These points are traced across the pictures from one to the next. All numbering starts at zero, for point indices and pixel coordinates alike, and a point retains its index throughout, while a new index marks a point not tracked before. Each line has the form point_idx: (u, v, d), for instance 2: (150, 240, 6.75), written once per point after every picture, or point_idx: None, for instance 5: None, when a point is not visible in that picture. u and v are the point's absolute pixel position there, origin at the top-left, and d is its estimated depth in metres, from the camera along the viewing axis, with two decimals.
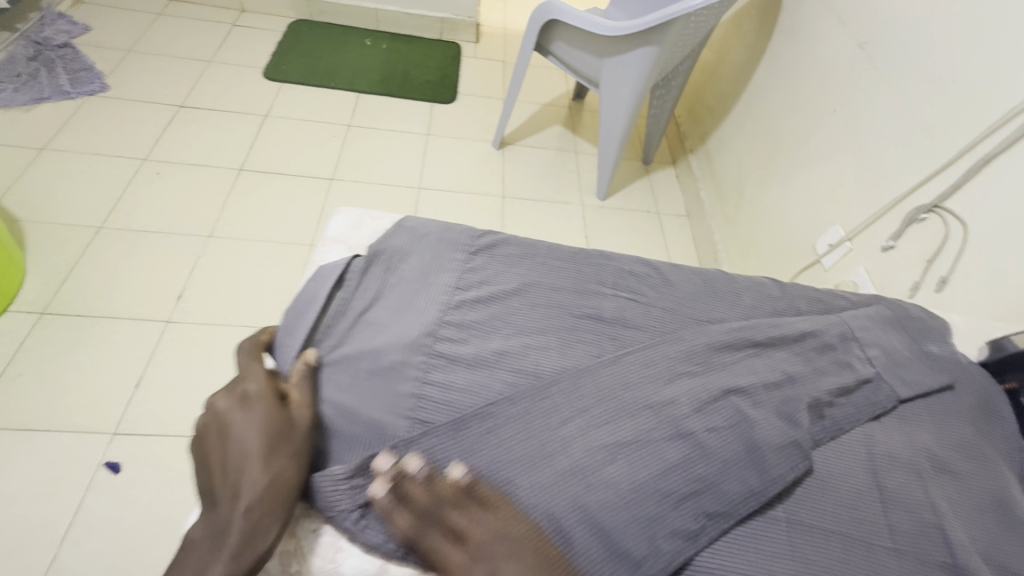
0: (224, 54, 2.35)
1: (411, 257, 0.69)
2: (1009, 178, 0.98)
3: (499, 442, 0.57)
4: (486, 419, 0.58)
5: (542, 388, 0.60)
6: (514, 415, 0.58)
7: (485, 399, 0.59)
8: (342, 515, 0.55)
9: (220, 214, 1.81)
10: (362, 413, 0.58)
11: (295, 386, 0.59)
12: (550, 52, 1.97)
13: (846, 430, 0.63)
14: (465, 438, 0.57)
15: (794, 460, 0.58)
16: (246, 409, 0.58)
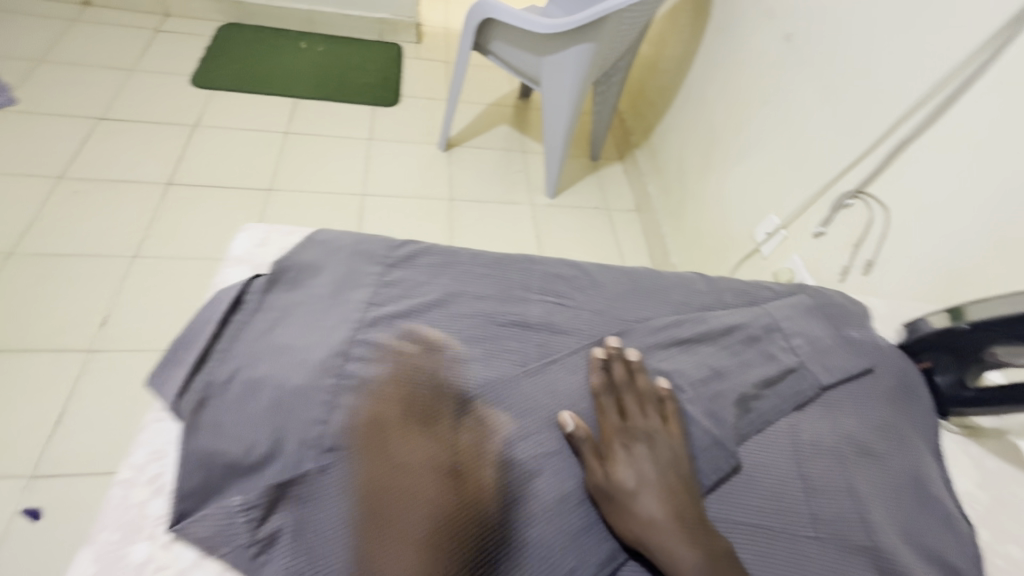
0: (148, 61, 2.21)
1: (321, 272, 0.64)
2: (924, 161, 1.02)
3: (421, 462, 0.52)
4: (404, 441, 0.53)
5: (467, 403, 0.55)
6: (436, 435, 0.53)
7: (404, 419, 0.54)
8: (238, 550, 0.48)
9: (148, 232, 1.70)
10: (262, 447, 0.50)
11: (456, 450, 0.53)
12: (489, 51, 1.94)
13: (772, 422, 0.62)
14: (382, 462, 0.51)
15: (718, 461, 0.57)
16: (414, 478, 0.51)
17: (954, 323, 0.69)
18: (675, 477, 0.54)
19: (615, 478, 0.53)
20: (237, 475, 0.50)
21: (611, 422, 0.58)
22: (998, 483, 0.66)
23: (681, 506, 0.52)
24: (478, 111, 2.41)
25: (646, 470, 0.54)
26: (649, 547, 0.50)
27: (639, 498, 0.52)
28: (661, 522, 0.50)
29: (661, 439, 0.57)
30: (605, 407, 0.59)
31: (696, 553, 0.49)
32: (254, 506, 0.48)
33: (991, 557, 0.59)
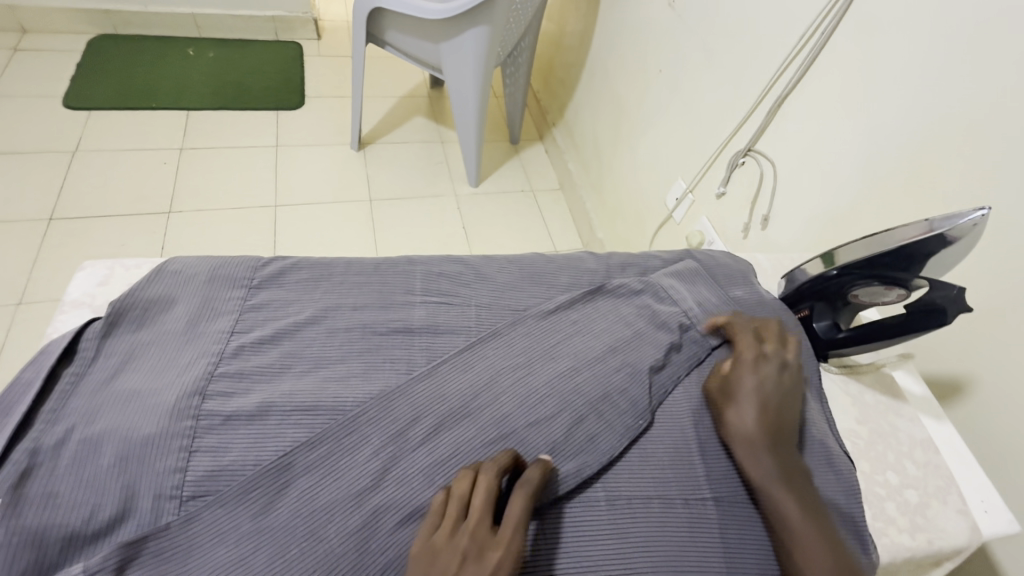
0: (8, 85, 1.98)
1: (174, 306, 0.59)
2: (800, 114, 1.03)
3: (302, 494, 0.48)
4: (280, 474, 0.48)
5: (348, 422, 0.52)
6: (316, 462, 0.50)
7: (278, 452, 0.50)
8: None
9: (30, 275, 1.54)
10: (107, 505, 0.45)
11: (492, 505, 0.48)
12: (385, 42, 1.86)
13: (671, 392, 0.63)
14: (256, 501, 0.47)
15: (621, 435, 0.57)
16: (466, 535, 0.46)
17: (825, 268, 0.71)
18: (783, 399, 0.62)
19: (736, 388, 0.62)
20: (82, 542, 0.44)
21: (746, 342, 0.65)
22: (877, 415, 0.72)
23: (779, 421, 0.60)
24: (390, 105, 2.31)
25: (765, 382, 0.62)
26: (742, 451, 0.58)
27: (748, 412, 0.59)
28: (753, 432, 0.58)
29: (782, 365, 0.64)
30: (738, 333, 0.67)
31: (776, 461, 0.56)
32: (100, 569, 0.42)
33: (870, 486, 0.65)
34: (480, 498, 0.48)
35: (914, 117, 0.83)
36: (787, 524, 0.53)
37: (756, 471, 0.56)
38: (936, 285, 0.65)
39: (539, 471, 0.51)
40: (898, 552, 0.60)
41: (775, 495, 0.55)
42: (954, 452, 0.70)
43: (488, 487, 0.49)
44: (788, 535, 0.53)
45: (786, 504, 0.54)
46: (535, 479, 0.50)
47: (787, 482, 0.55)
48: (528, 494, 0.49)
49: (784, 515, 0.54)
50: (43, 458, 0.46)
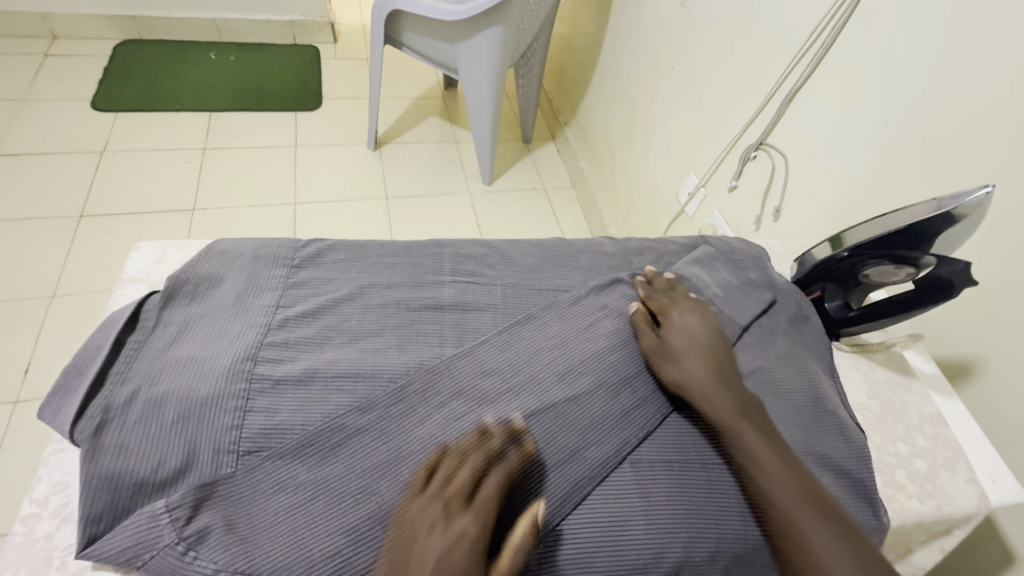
0: (40, 88, 2.06)
1: (223, 283, 0.64)
2: (811, 107, 1.06)
3: (353, 452, 0.52)
4: (334, 433, 0.52)
5: (396, 391, 0.55)
6: (374, 418, 0.54)
7: (330, 415, 0.54)
8: (172, 542, 0.46)
9: (64, 268, 1.60)
10: (178, 453, 0.50)
11: (470, 481, 0.50)
12: (403, 44, 1.91)
13: None
14: (313, 455, 0.51)
15: (651, 407, 0.60)
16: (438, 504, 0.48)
17: (835, 251, 0.74)
18: (719, 344, 0.66)
19: (669, 342, 0.64)
20: (155, 486, 0.49)
21: (666, 303, 0.68)
22: (886, 390, 0.75)
23: (719, 365, 0.63)
24: (405, 106, 2.36)
25: (693, 334, 0.65)
26: (692, 397, 0.60)
27: (685, 362, 0.62)
28: (701, 376, 0.61)
29: (707, 312, 0.69)
30: (653, 297, 0.69)
31: (730, 396, 0.60)
32: (179, 506, 0.47)
33: (881, 456, 0.67)
34: (467, 471, 0.50)
35: (920, 106, 0.86)
36: (746, 453, 0.56)
37: (711, 412, 0.59)
38: (943, 261, 0.67)
39: (519, 453, 0.53)
40: (908, 516, 0.62)
41: (735, 428, 0.57)
42: (964, 426, 0.73)
43: (474, 463, 0.51)
44: (748, 461, 0.56)
45: (744, 434, 0.57)
46: (513, 462, 0.52)
47: (742, 414, 0.59)
48: (503, 472, 0.51)
49: (744, 445, 0.56)
50: (115, 414, 0.51)
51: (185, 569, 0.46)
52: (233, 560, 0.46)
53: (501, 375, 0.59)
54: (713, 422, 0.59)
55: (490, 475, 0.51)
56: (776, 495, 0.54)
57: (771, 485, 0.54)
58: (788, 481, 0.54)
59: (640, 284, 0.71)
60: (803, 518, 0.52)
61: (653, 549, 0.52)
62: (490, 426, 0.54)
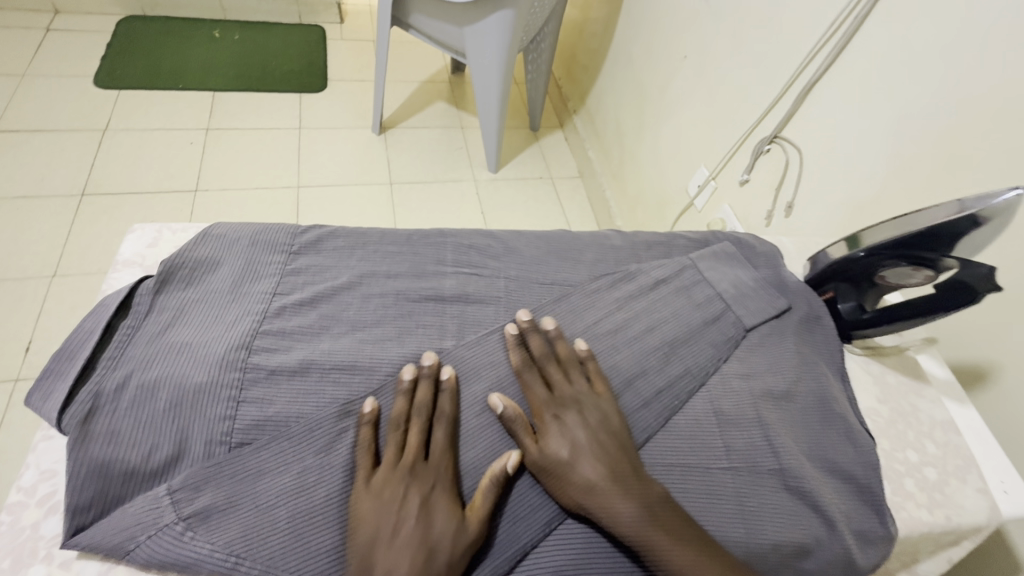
0: (43, 63, 2.03)
1: (219, 268, 0.62)
2: (828, 100, 1.02)
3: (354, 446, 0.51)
4: (332, 425, 0.51)
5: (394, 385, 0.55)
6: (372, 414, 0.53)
7: (328, 407, 0.52)
8: (165, 529, 0.46)
9: (64, 247, 1.58)
10: (175, 439, 0.49)
11: (419, 444, 0.52)
12: (410, 25, 1.86)
13: (711, 372, 0.63)
14: (308, 447, 0.50)
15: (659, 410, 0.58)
16: (399, 472, 0.50)
17: (851, 251, 0.72)
18: (609, 429, 0.55)
19: (550, 449, 0.53)
20: (149, 472, 0.48)
21: (538, 397, 0.57)
22: (898, 395, 0.73)
23: (616, 461, 0.52)
24: (412, 89, 2.32)
25: (577, 438, 0.53)
26: (590, 507, 0.50)
27: (576, 466, 0.52)
28: (603, 477, 0.51)
29: (589, 402, 0.56)
30: (529, 382, 0.57)
31: (637, 502, 0.50)
32: (177, 490, 0.47)
33: (890, 463, 0.66)
34: (415, 436, 0.52)
35: (945, 102, 0.82)
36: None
37: (613, 522, 0.49)
38: (966, 265, 0.64)
39: (450, 400, 0.54)
40: (916, 526, 0.61)
41: (652, 546, 0.48)
42: (976, 434, 0.71)
43: (420, 426, 0.52)
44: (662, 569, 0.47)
45: (665, 550, 0.47)
46: (447, 410, 0.54)
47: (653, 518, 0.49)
48: (445, 424, 0.53)
49: (668, 566, 0.47)
50: (104, 400, 0.50)
51: (177, 556, 0.46)
52: (226, 552, 0.45)
53: (503, 372, 0.57)
54: (618, 532, 0.49)
55: (436, 430, 0.53)
56: None
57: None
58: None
59: (520, 359, 0.59)
60: None
61: None
62: (422, 383, 0.55)
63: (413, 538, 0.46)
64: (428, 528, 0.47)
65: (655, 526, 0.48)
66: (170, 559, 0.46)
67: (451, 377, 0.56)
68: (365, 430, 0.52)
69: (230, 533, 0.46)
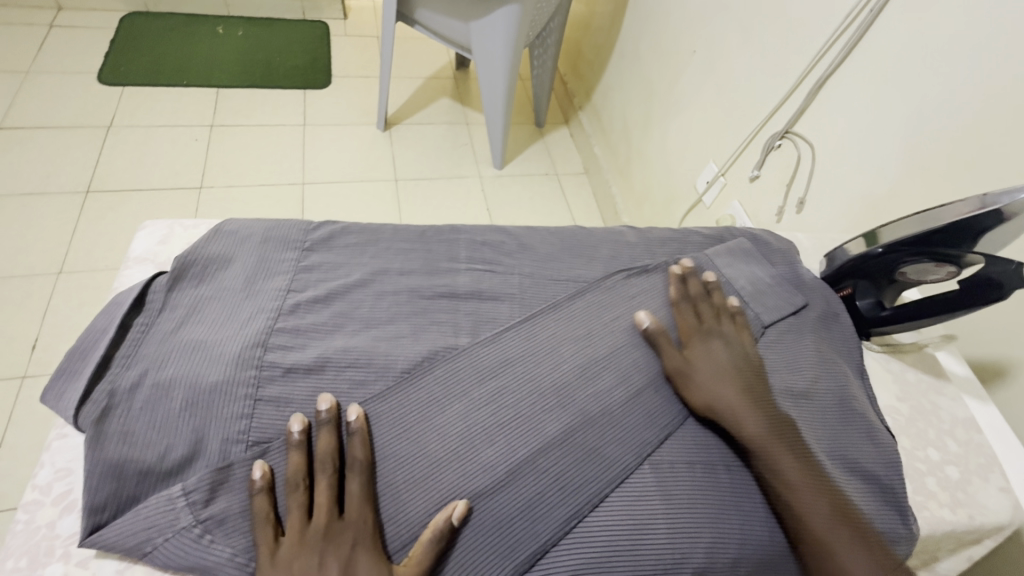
0: (47, 60, 2.02)
1: (232, 264, 0.62)
2: (841, 94, 1.01)
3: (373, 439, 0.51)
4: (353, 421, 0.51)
5: (412, 379, 0.54)
6: (388, 412, 0.52)
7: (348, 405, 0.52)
8: (181, 534, 0.46)
9: (70, 245, 1.58)
10: (191, 438, 0.49)
11: (330, 502, 0.48)
12: (415, 21, 1.85)
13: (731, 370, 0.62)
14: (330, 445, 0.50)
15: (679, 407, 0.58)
16: (308, 539, 0.46)
17: (869, 247, 0.71)
18: (745, 362, 0.61)
19: (692, 362, 0.61)
20: (164, 474, 0.48)
21: (688, 322, 0.65)
22: (917, 393, 0.73)
23: (747, 384, 0.59)
24: (416, 86, 2.31)
25: (719, 358, 0.61)
26: (723, 415, 0.57)
27: (709, 381, 0.59)
28: (733, 398, 0.58)
29: (734, 334, 0.64)
30: (682, 310, 0.66)
31: (763, 417, 0.56)
32: (194, 490, 0.46)
33: (911, 462, 0.65)
34: (324, 493, 0.48)
35: (963, 96, 0.81)
36: (784, 482, 0.53)
37: (740, 428, 0.56)
38: (992, 261, 0.63)
39: (361, 447, 0.49)
40: (938, 525, 0.60)
41: (767, 453, 0.54)
42: (996, 432, 0.70)
43: (328, 482, 0.49)
44: (776, 478, 0.53)
45: (779, 459, 0.54)
46: (360, 458, 0.49)
47: (776, 434, 0.55)
48: (359, 475, 0.49)
49: (778, 473, 0.53)
50: (119, 399, 0.50)
51: (192, 560, 0.46)
52: (247, 557, 0.46)
53: (520, 369, 0.57)
54: (744, 440, 0.55)
55: (349, 483, 0.48)
56: (802, 506, 0.52)
57: (809, 513, 0.52)
58: (826, 510, 0.52)
59: (677, 289, 0.67)
60: (829, 533, 0.51)
61: (675, 553, 0.50)
62: (323, 432, 0.50)
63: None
64: None
65: (779, 438, 0.55)
66: (188, 563, 0.46)
67: (359, 419, 0.51)
68: (262, 493, 0.47)
69: (250, 538, 0.46)
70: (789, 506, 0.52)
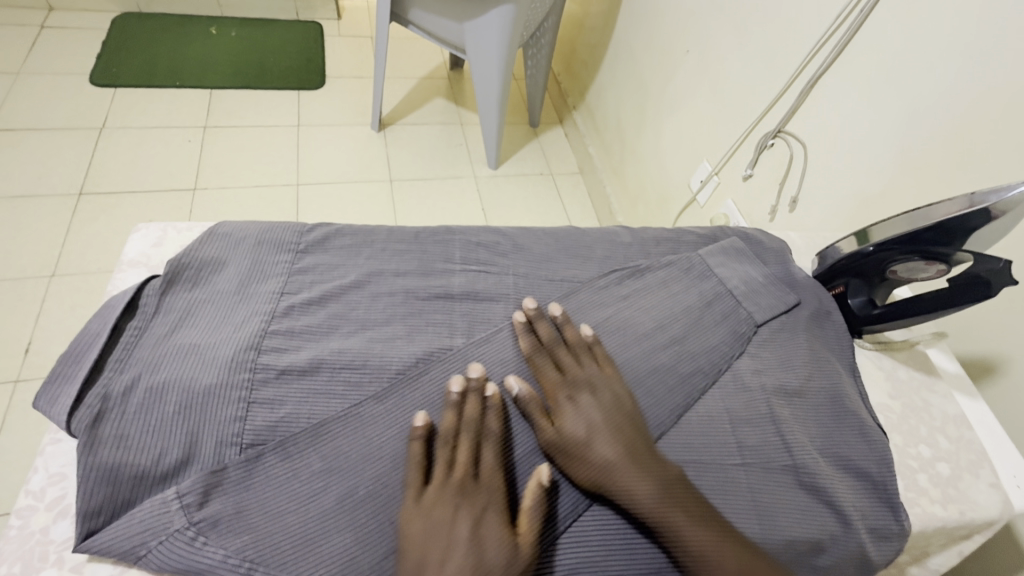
0: (38, 61, 2.01)
1: (226, 267, 0.62)
2: (833, 93, 1.02)
3: (365, 440, 0.51)
4: (348, 422, 0.51)
5: (404, 381, 0.54)
6: (382, 414, 0.52)
7: (341, 407, 0.52)
8: (176, 535, 0.46)
9: (63, 247, 1.57)
10: (185, 440, 0.49)
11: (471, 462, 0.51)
12: (408, 21, 1.85)
13: (724, 369, 0.62)
14: (325, 447, 0.50)
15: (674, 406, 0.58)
16: (451, 494, 0.49)
17: (861, 246, 0.72)
18: (622, 413, 0.55)
19: (566, 431, 0.54)
20: (158, 476, 0.48)
21: (551, 379, 0.57)
22: (909, 391, 0.73)
23: (632, 441, 0.54)
24: (410, 86, 2.30)
25: (593, 417, 0.55)
26: (612, 489, 0.51)
27: (592, 446, 0.53)
28: (618, 462, 0.52)
29: (601, 383, 0.57)
30: (540, 367, 0.58)
31: (653, 483, 0.51)
32: (188, 493, 0.46)
33: (903, 458, 0.66)
34: (465, 454, 0.51)
35: (954, 95, 0.82)
36: (687, 550, 0.49)
37: (633, 500, 0.50)
38: (980, 258, 0.64)
39: (497, 418, 0.53)
40: (930, 521, 0.61)
41: (668, 520, 0.49)
42: (986, 428, 0.71)
43: (469, 444, 0.52)
44: (683, 551, 0.49)
45: (682, 526, 0.49)
46: (495, 429, 0.53)
47: (671, 496, 0.50)
48: (493, 444, 0.53)
49: (683, 540, 0.49)
50: (112, 403, 0.50)
51: (188, 562, 0.46)
52: (239, 558, 0.45)
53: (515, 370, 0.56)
54: (640, 513, 0.50)
55: (485, 451, 0.52)
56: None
57: None
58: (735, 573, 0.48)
59: (527, 343, 0.59)
60: None
61: (667, 553, 0.51)
62: (470, 399, 0.54)
63: (466, 563, 0.45)
64: (482, 550, 0.46)
65: (673, 500, 0.50)
66: (184, 565, 0.46)
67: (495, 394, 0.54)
68: (415, 445, 0.50)
69: (243, 539, 0.46)
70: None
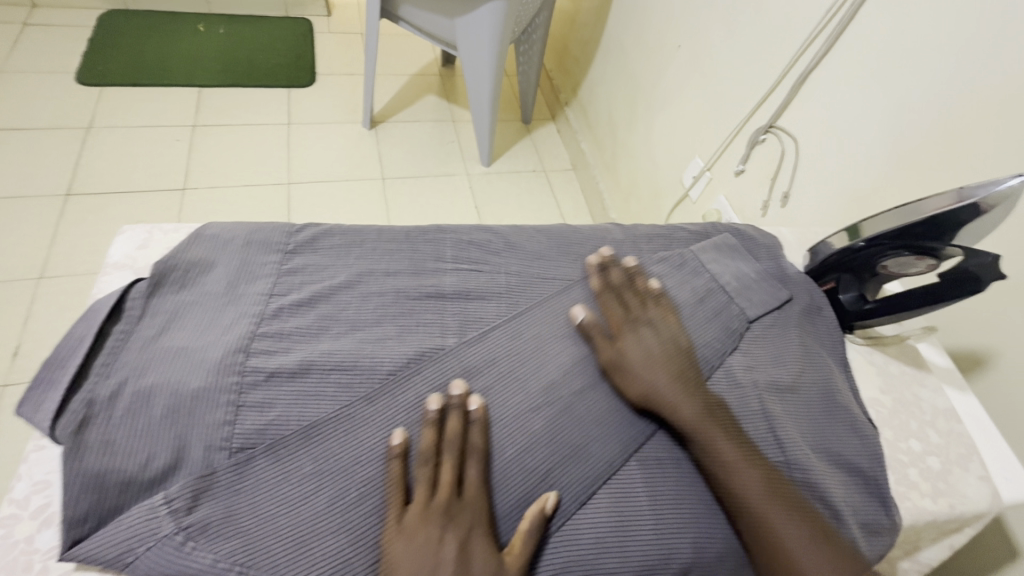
0: (22, 59, 1.97)
1: (214, 269, 0.61)
2: (824, 88, 1.02)
3: (356, 442, 0.50)
4: (339, 424, 0.51)
5: (394, 382, 0.54)
6: (374, 415, 0.52)
7: (332, 408, 0.52)
8: (164, 541, 0.44)
9: (51, 249, 1.55)
10: (174, 444, 0.48)
11: (455, 482, 0.50)
12: (399, 18, 1.83)
13: (716, 365, 0.63)
14: (316, 448, 0.50)
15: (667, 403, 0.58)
16: (432, 516, 0.48)
17: (852, 241, 0.72)
18: (675, 347, 0.62)
19: (625, 351, 0.60)
20: (146, 483, 0.47)
21: (617, 314, 0.64)
22: (899, 385, 0.74)
23: (680, 368, 0.60)
24: (401, 83, 2.29)
25: (650, 346, 0.61)
26: (660, 405, 0.57)
27: (643, 369, 0.59)
28: (663, 384, 0.58)
29: (660, 320, 0.64)
30: (608, 302, 0.65)
31: (696, 400, 0.57)
32: (177, 498, 0.46)
33: (894, 453, 0.66)
34: (448, 473, 0.50)
35: (943, 90, 0.82)
36: (720, 461, 0.54)
37: (677, 416, 0.56)
38: (971, 253, 0.64)
39: (481, 434, 0.52)
40: (920, 514, 0.61)
41: (705, 435, 0.55)
42: (975, 421, 0.72)
43: (452, 462, 0.50)
44: (720, 466, 0.54)
45: (717, 442, 0.55)
46: (479, 445, 0.52)
47: (713, 416, 0.56)
48: (478, 460, 0.51)
49: (719, 455, 0.54)
50: (100, 409, 0.49)
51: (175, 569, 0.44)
52: (228, 562, 0.44)
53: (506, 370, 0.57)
54: (684, 428, 0.56)
55: (469, 467, 0.51)
56: (746, 494, 0.53)
57: (751, 493, 0.53)
58: (761, 483, 0.54)
59: (597, 280, 0.66)
60: (771, 511, 0.52)
61: (660, 549, 0.50)
62: (452, 416, 0.52)
63: None
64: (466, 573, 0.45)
65: (713, 420, 0.56)
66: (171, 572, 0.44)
67: (479, 409, 0.53)
68: (394, 465, 0.49)
69: (233, 543, 0.45)
70: (731, 495, 0.53)
